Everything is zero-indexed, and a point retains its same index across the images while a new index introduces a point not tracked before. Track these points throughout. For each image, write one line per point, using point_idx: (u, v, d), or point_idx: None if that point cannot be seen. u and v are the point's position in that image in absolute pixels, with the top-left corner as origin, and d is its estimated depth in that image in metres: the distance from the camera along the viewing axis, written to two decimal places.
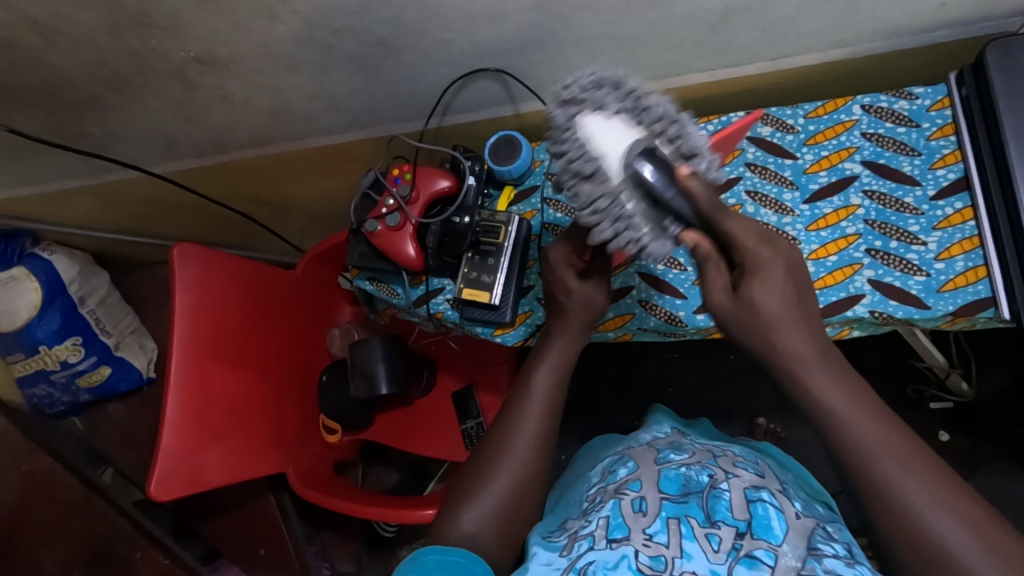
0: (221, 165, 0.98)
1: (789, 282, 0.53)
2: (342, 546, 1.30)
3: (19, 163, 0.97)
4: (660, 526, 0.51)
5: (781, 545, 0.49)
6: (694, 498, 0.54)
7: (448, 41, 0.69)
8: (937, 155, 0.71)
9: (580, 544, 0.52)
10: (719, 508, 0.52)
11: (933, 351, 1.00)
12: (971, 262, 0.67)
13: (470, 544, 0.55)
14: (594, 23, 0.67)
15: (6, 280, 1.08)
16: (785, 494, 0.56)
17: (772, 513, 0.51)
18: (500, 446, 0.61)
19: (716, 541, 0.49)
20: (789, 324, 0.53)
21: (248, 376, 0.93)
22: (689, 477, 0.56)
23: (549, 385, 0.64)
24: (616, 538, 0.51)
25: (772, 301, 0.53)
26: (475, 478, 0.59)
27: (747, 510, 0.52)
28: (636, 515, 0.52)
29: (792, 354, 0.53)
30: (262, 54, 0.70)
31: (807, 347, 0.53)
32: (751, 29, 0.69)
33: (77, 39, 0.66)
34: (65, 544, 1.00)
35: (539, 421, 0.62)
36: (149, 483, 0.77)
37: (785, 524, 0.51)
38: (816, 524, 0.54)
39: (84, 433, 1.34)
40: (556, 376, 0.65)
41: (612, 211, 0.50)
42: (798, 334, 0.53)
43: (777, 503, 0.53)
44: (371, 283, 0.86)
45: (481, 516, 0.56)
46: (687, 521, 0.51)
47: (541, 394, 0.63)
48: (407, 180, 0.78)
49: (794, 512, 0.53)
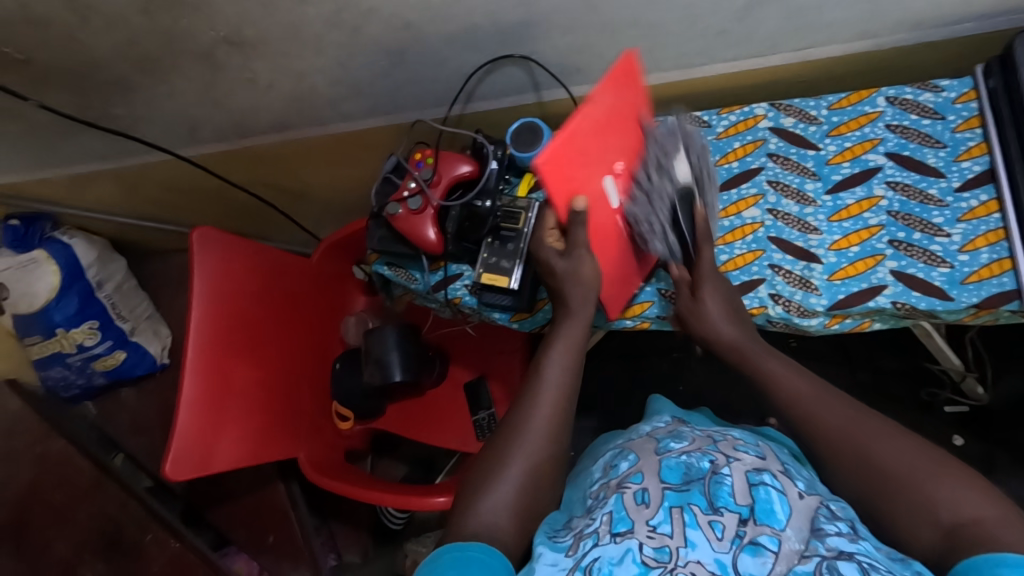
0: (243, 150, 0.99)
1: (730, 296, 0.68)
2: (349, 537, 1.31)
3: (45, 145, 0.98)
4: (663, 516, 0.50)
5: (784, 530, 0.48)
6: (696, 485, 0.53)
7: (474, 25, 0.70)
8: (961, 148, 0.71)
9: (585, 542, 0.52)
10: (721, 494, 0.51)
11: (951, 354, 0.99)
12: (996, 254, 0.67)
13: (489, 536, 0.54)
14: (620, 9, 0.67)
15: (26, 263, 1.08)
16: (787, 474, 0.55)
17: (774, 497, 0.51)
18: (514, 436, 0.60)
19: (719, 528, 0.49)
20: (729, 324, 0.66)
21: (262, 360, 0.93)
22: (691, 464, 0.56)
23: (563, 366, 0.64)
24: (619, 532, 0.50)
25: (716, 303, 0.66)
26: (495, 467, 0.59)
27: (748, 495, 0.51)
28: (639, 507, 0.52)
29: (731, 345, 0.65)
30: (291, 36, 0.71)
31: (741, 341, 0.65)
32: (776, 17, 0.69)
33: (110, 16, 0.67)
34: (77, 524, 1.00)
35: (551, 407, 0.62)
36: (164, 461, 0.78)
37: (787, 508, 0.50)
38: (819, 503, 0.52)
39: (95, 417, 1.35)
40: (570, 360, 0.65)
41: (661, 203, 0.68)
42: (731, 327, 0.66)
43: (779, 485, 0.52)
44: (389, 268, 0.87)
45: (500, 504, 0.56)
46: (690, 509, 0.51)
47: (555, 376, 0.63)
48: (429, 164, 0.78)
49: (796, 492, 0.52)
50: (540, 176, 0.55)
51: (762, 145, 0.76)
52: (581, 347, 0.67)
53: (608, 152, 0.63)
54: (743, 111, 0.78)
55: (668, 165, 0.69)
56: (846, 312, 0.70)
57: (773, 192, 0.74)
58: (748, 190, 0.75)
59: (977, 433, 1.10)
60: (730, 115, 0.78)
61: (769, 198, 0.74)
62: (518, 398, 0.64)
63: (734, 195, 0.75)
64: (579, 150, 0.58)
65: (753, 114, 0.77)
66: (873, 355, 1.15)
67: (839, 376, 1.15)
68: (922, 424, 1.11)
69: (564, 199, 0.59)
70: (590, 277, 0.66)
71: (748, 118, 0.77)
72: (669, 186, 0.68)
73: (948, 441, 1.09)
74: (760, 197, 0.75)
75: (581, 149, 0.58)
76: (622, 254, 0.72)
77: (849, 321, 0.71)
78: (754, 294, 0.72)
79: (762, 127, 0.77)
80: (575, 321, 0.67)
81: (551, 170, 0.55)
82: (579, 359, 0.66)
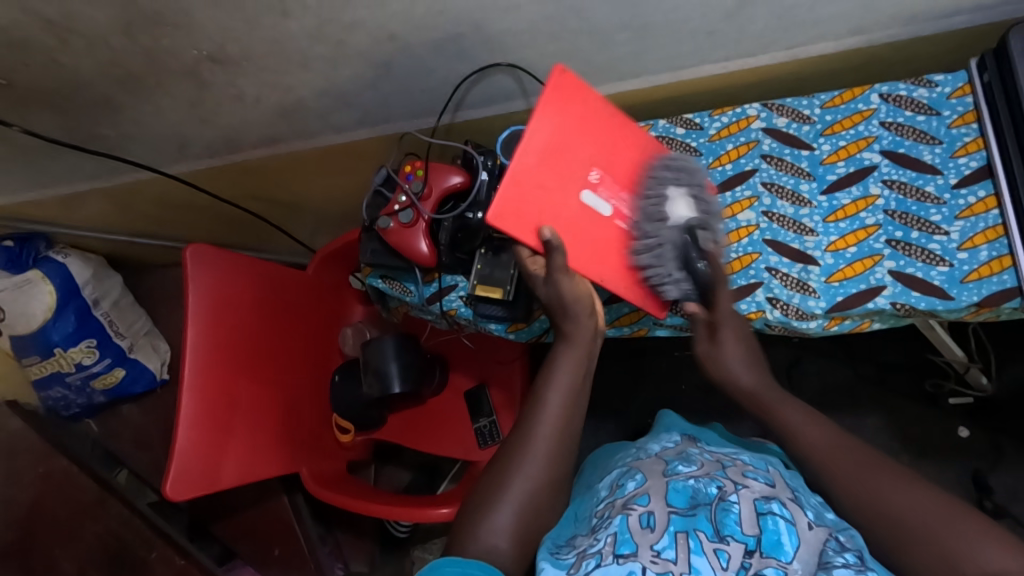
0: (232, 165, 0.98)
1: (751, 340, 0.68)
2: (354, 546, 1.31)
3: (32, 166, 0.97)
4: (668, 541, 0.51)
5: (791, 563, 0.49)
6: (702, 511, 0.53)
7: (460, 35, 0.69)
8: (958, 143, 0.70)
9: (588, 562, 0.51)
10: (728, 522, 0.51)
11: (953, 346, 0.98)
12: (995, 251, 0.66)
13: (487, 560, 0.54)
14: (607, 14, 0.66)
15: (20, 283, 1.08)
16: (796, 502, 0.55)
17: (782, 527, 0.51)
18: (511, 457, 0.60)
19: (724, 558, 0.49)
20: (749, 366, 0.67)
21: (260, 378, 0.93)
22: (697, 489, 0.56)
23: (573, 368, 0.64)
24: (623, 554, 0.50)
25: (737, 347, 0.68)
26: (493, 487, 0.59)
27: (756, 524, 0.51)
28: (644, 530, 0.52)
29: (748, 392, 0.67)
30: (275, 51, 0.70)
31: (762, 385, 0.67)
32: (766, 17, 0.68)
33: (91, 38, 0.66)
34: (80, 544, 0.99)
35: (553, 427, 0.61)
36: (165, 480, 0.77)
37: (795, 539, 0.50)
38: (829, 535, 0.52)
39: (98, 435, 1.35)
40: (580, 361, 0.65)
41: (658, 250, 0.66)
42: (749, 370, 0.67)
43: (788, 514, 0.52)
44: (383, 281, 0.86)
45: (500, 525, 0.56)
46: (696, 535, 0.51)
47: (564, 375, 0.64)
48: (419, 176, 0.77)
49: (806, 522, 0.52)
50: (497, 226, 0.64)
51: (755, 146, 0.75)
52: (585, 370, 0.66)
53: (573, 171, 0.67)
54: (736, 111, 0.77)
55: (662, 205, 0.66)
56: (844, 314, 0.69)
57: (768, 193, 0.73)
58: (742, 192, 0.74)
59: (982, 425, 1.09)
60: (722, 117, 0.77)
61: (764, 201, 0.73)
62: (517, 418, 0.64)
63: (728, 198, 0.75)
64: (532, 186, 0.65)
65: (745, 114, 0.76)
66: (874, 349, 1.14)
67: (840, 371, 1.14)
68: (925, 417, 1.11)
69: (530, 230, 0.65)
70: (573, 297, 0.65)
71: (740, 119, 0.76)
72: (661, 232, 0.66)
73: (952, 434, 1.09)
74: (756, 199, 0.74)
75: (537, 183, 0.65)
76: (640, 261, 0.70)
77: (848, 322, 0.71)
78: (751, 299, 0.71)
79: (755, 128, 0.76)
80: (573, 343, 0.67)
81: (503, 217, 0.64)
82: (581, 381, 0.65)
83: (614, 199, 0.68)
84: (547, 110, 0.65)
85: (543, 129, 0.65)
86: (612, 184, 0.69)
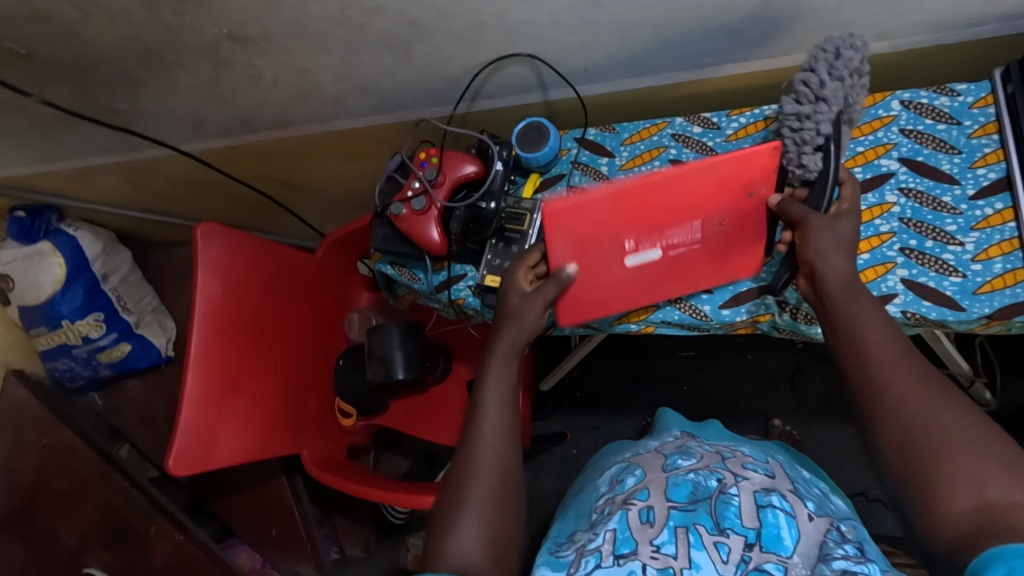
0: (247, 146, 0.99)
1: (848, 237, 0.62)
2: (352, 530, 1.32)
3: (48, 137, 0.97)
4: (667, 536, 0.51)
5: (791, 557, 0.49)
6: (702, 505, 0.53)
7: (481, 24, 0.69)
8: (977, 154, 0.69)
9: (587, 560, 0.52)
10: (728, 514, 0.52)
11: (960, 359, 0.98)
12: (1010, 264, 0.66)
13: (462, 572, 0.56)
14: (630, 8, 0.66)
15: (32, 254, 1.09)
16: (796, 493, 0.57)
17: (782, 521, 0.51)
18: (466, 473, 0.61)
19: (724, 551, 0.49)
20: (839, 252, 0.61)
21: (266, 363, 0.93)
22: (698, 483, 0.56)
23: (505, 377, 0.66)
24: (622, 554, 0.50)
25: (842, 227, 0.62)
26: (453, 506, 0.60)
27: (756, 517, 0.52)
28: (643, 526, 0.52)
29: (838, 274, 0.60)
30: (295, 33, 0.70)
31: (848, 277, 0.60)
32: (789, 18, 0.68)
33: (113, 11, 0.66)
34: (81, 516, 1.00)
35: (495, 436, 0.63)
36: (168, 457, 0.78)
37: (795, 533, 0.51)
38: (829, 526, 0.54)
39: (102, 408, 1.36)
40: (510, 372, 0.66)
41: (818, 114, 0.63)
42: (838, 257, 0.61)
43: (788, 507, 0.53)
44: (393, 267, 0.86)
45: (467, 543, 0.57)
46: (696, 529, 0.51)
47: (496, 390, 0.65)
48: (433, 163, 0.77)
49: (806, 514, 0.54)
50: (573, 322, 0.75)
51: None
52: (516, 375, 0.67)
53: (607, 254, 0.69)
54: (754, 113, 0.76)
55: (840, 78, 0.62)
56: None
57: None
58: None
59: None
60: (740, 118, 0.76)
61: None
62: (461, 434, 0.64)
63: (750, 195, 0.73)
64: (578, 286, 0.71)
65: (763, 116, 0.76)
66: None
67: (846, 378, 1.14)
68: None
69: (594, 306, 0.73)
70: (525, 327, 0.67)
71: (758, 120, 0.76)
72: (832, 98, 0.62)
73: None
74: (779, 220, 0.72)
75: (581, 282, 0.70)
76: (699, 258, 0.71)
77: None
78: (759, 302, 0.73)
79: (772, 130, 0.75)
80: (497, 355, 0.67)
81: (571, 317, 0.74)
82: (515, 390, 0.66)
83: (658, 242, 0.68)
84: (556, 238, 0.66)
85: (561, 251, 0.67)
86: (650, 234, 0.68)
